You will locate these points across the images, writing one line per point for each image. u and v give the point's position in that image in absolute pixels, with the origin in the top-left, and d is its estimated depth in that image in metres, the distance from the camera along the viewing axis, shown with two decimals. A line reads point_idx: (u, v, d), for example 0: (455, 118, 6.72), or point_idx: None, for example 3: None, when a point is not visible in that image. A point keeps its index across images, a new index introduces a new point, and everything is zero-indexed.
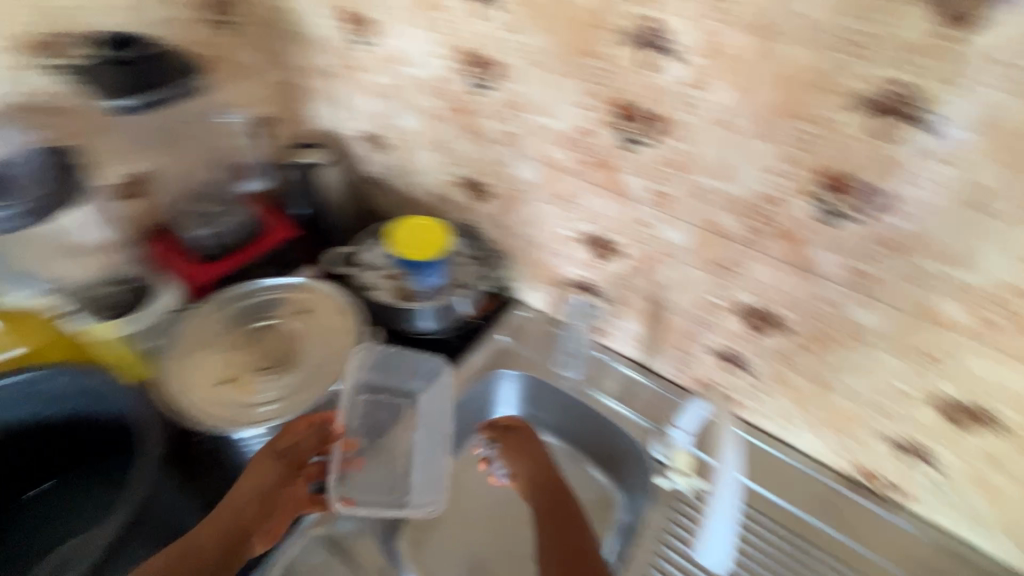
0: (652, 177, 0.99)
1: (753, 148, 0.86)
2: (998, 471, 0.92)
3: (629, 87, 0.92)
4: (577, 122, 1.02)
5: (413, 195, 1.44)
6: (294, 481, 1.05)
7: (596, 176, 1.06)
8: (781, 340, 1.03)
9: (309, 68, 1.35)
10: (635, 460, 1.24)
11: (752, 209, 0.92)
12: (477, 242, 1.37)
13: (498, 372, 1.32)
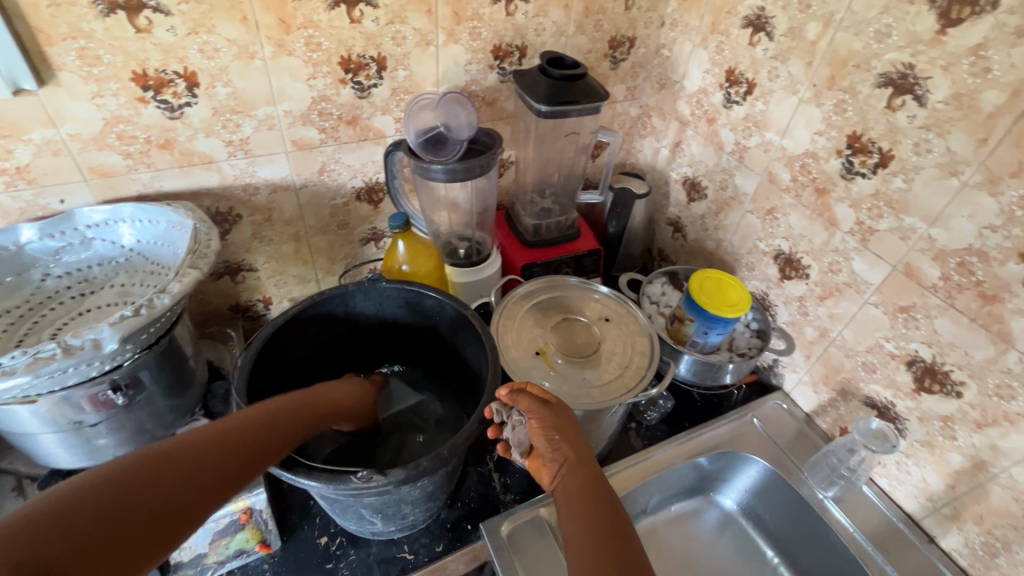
0: (830, 311, 0.82)
1: (976, 206, 0.62)
2: None
3: (870, 121, 0.70)
4: (805, 144, 0.79)
5: (716, 254, 1.02)
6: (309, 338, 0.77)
7: (766, 274, 0.92)
8: (942, 403, 0.71)
9: (670, 84, 1.00)
10: None
11: (953, 258, 0.66)
12: (760, 314, 0.94)
13: (742, 453, 0.87)
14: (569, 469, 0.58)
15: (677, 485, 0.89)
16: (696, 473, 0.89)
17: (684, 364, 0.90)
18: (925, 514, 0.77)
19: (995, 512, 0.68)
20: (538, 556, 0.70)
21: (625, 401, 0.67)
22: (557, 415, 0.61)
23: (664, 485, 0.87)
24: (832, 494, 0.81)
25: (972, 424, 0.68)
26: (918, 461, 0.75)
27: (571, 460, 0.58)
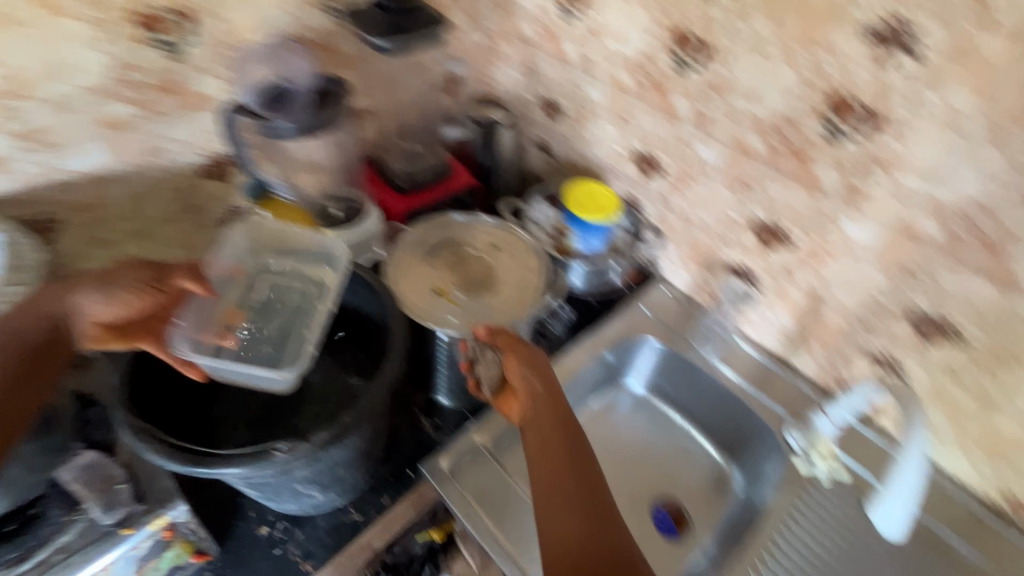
0: (687, 197, 0.92)
1: (781, 77, 0.71)
2: (957, 382, 0.73)
3: (688, 14, 0.76)
4: (639, 46, 0.85)
5: (583, 167, 1.07)
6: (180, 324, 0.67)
7: (629, 177, 1.00)
8: (781, 253, 0.84)
9: None
10: (758, 438, 0.90)
11: (769, 128, 0.76)
12: (630, 213, 1.02)
13: (639, 339, 0.98)
14: (539, 401, 0.65)
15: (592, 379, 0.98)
16: (606, 366, 0.99)
17: (576, 273, 0.97)
18: (784, 348, 0.92)
19: (829, 329, 0.84)
20: (480, 478, 0.75)
21: (524, 316, 0.72)
22: (531, 353, 0.67)
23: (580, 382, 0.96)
24: (711, 351, 0.96)
25: (806, 266, 0.82)
26: (774, 307, 0.90)
27: (544, 395, 0.65)
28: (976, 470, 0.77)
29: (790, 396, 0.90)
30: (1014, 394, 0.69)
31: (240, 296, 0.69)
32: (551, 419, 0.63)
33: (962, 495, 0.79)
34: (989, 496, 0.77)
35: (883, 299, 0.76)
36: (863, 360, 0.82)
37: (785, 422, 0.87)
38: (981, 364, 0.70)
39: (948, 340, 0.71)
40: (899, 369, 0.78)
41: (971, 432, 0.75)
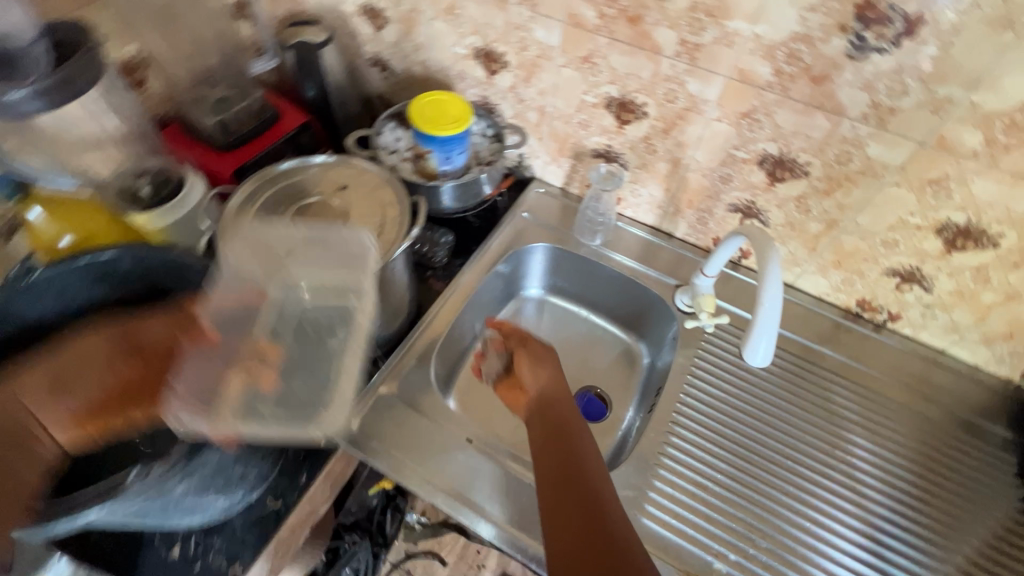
0: (538, 89, 0.87)
1: None
2: (806, 213, 0.79)
3: None
4: None
5: (427, 78, 0.98)
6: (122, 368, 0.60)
7: (476, 78, 0.92)
8: (638, 128, 0.83)
9: None
10: (654, 310, 0.94)
11: None
12: (490, 118, 0.96)
13: (527, 245, 0.96)
14: (545, 386, 0.72)
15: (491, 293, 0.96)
16: (501, 280, 0.97)
17: (446, 195, 0.89)
18: (661, 219, 0.95)
19: (696, 192, 0.86)
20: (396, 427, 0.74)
21: (393, 253, 0.66)
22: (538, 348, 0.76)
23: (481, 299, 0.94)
24: (598, 241, 0.96)
25: (662, 134, 0.82)
26: (643, 182, 0.90)
27: (544, 377, 0.73)
28: (832, 285, 0.86)
29: (674, 263, 0.94)
30: (850, 213, 0.75)
31: (266, 330, 0.64)
32: (544, 395, 0.71)
33: (825, 309, 0.89)
34: (845, 304, 0.87)
35: (734, 150, 0.78)
36: (728, 213, 0.86)
37: (672, 287, 0.91)
38: (824, 193, 0.75)
39: (795, 176, 0.76)
40: (759, 213, 0.83)
41: (825, 255, 0.83)
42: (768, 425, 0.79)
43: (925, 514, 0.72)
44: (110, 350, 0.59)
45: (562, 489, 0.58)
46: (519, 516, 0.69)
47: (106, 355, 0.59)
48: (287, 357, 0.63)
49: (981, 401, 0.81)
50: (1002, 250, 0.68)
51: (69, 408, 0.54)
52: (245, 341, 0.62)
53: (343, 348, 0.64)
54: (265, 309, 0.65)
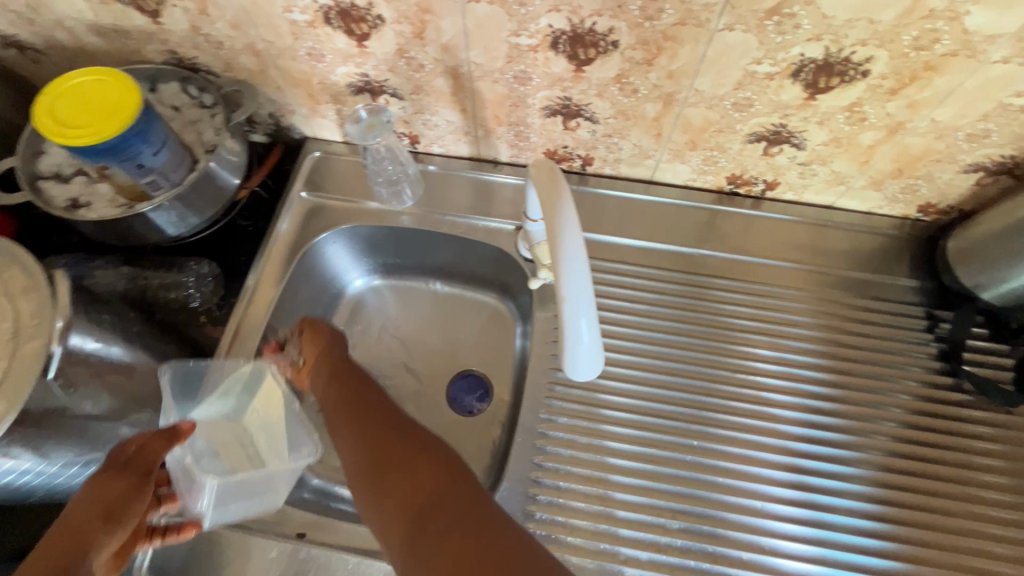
0: (228, 21, 0.59)
1: None
2: (634, 95, 0.58)
3: None
4: None
5: (82, 44, 0.65)
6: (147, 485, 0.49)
7: (144, 29, 0.62)
8: (382, 39, 0.57)
9: None
10: (505, 264, 0.75)
11: None
12: (199, 79, 0.66)
13: (319, 236, 0.73)
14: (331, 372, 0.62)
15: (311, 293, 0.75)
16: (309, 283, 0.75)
17: (179, 214, 0.64)
18: (476, 147, 0.72)
19: (498, 104, 0.64)
20: (214, 562, 0.57)
21: (49, 354, 0.44)
22: (333, 337, 0.65)
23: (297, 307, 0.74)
24: (410, 200, 0.74)
25: (417, 41, 0.57)
26: (431, 109, 0.66)
27: (326, 360, 0.63)
28: (695, 169, 0.68)
29: (509, 198, 0.74)
30: (685, 80, 0.55)
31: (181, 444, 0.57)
32: (336, 381, 0.61)
33: (695, 199, 0.72)
34: (716, 186, 0.71)
35: (514, 38, 0.54)
36: (546, 120, 0.64)
37: (513, 232, 0.72)
38: (644, 63, 0.54)
39: (602, 51, 0.54)
40: (580, 111, 0.62)
41: (675, 138, 0.64)
42: (658, 373, 0.65)
43: (841, 416, 0.62)
44: (125, 488, 0.47)
45: (373, 468, 0.49)
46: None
47: (119, 490, 0.47)
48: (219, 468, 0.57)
49: (880, 252, 0.69)
50: (874, 78, 0.51)
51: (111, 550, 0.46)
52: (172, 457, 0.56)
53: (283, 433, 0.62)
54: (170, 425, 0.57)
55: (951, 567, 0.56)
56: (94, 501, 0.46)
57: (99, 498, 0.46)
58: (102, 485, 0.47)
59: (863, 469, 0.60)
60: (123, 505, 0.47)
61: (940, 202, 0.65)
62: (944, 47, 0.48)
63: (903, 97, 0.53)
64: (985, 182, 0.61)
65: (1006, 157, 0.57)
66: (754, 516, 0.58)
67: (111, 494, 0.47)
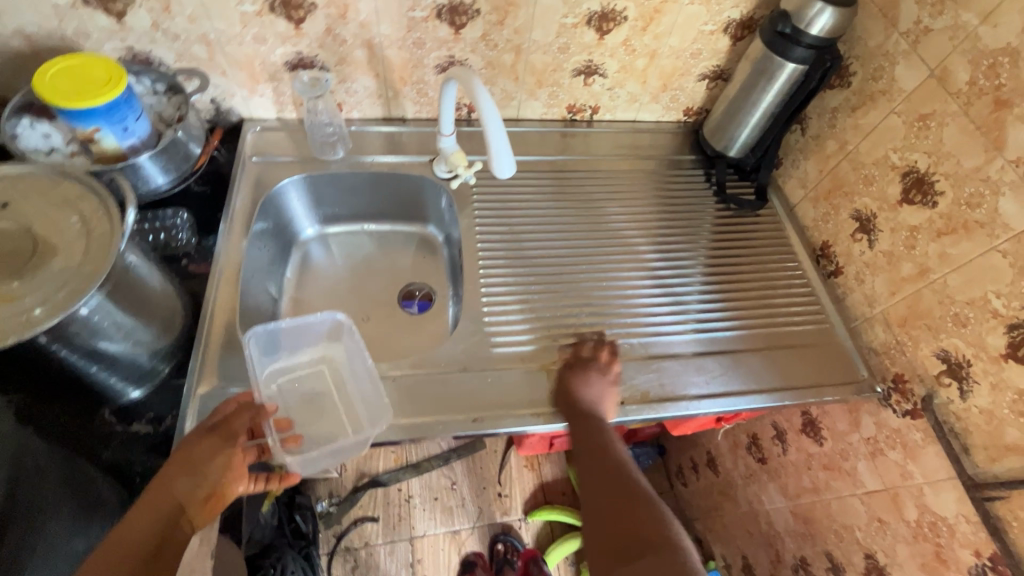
0: (186, 16, 0.77)
1: None
2: (496, 49, 0.88)
3: None
4: None
5: (36, 48, 0.77)
6: (231, 451, 0.62)
7: (105, 29, 0.77)
8: (315, 21, 0.80)
9: None
10: (425, 196, 0.99)
11: None
12: (156, 68, 0.82)
13: (275, 187, 0.90)
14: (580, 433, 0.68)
15: (273, 347, 0.80)
16: (258, 345, 0.77)
17: (152, 172, 0.79)
18: (388, 108, 0.96)
19: (403, 68, 0.89)
20: (352, 392, 0.80)
21: (126, 226, 0.58)
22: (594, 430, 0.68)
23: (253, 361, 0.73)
24: (341, 151, 0.94)
25: (342, 20, 0.81)
26: (352, 78, 0.89)
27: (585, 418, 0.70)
28: (545, 103, 1.00)
29: (421, 142, 0.98)
30: (527, 33, 0.86)
31: (291, 385, 0.80)
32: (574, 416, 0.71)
33: (549, 126, 1.04)
34: (561, 116, 1.03)
35: (411, 12, 0.81)
36: (438, 76, 0.91)
37: (428, 163, 0.96)
38: (497, 23, 0.84)
39: (470, 18, 0.83)
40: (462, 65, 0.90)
41: (528, 80, 0.94)
42: (553, 231, 0.93)
43: (667, 236, 0.96)
44: (215, 449, 0.61)
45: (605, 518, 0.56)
46: (424, 408, 0.74)
47: (214, 445, 0.61)
48: (314, 409, 0.79)
49: (668, 144, 1.07)
50: (632, 20, 0.87)
51: (200, 496, 0.58)
52: (290, 404, 0.78)
53: (349, 384, 0.81)
54: (271, 375, 0.80)
55: (749, 299, 0.89)
56: (184, 457, 0.60)
57: (193, 453, 0.60)
58: (197, 441, 0.61)
59: (688, 262, 0.93)
60: (214, 463, 0.60)
61: (694, 105, 1.04)
62: None
63: (650, 32, 0.89)
64: (711, 87, 1.00)
65: (715, 66, 0.96)
66: (633, 299, 0.87)
67: (197, 450, 0.60)
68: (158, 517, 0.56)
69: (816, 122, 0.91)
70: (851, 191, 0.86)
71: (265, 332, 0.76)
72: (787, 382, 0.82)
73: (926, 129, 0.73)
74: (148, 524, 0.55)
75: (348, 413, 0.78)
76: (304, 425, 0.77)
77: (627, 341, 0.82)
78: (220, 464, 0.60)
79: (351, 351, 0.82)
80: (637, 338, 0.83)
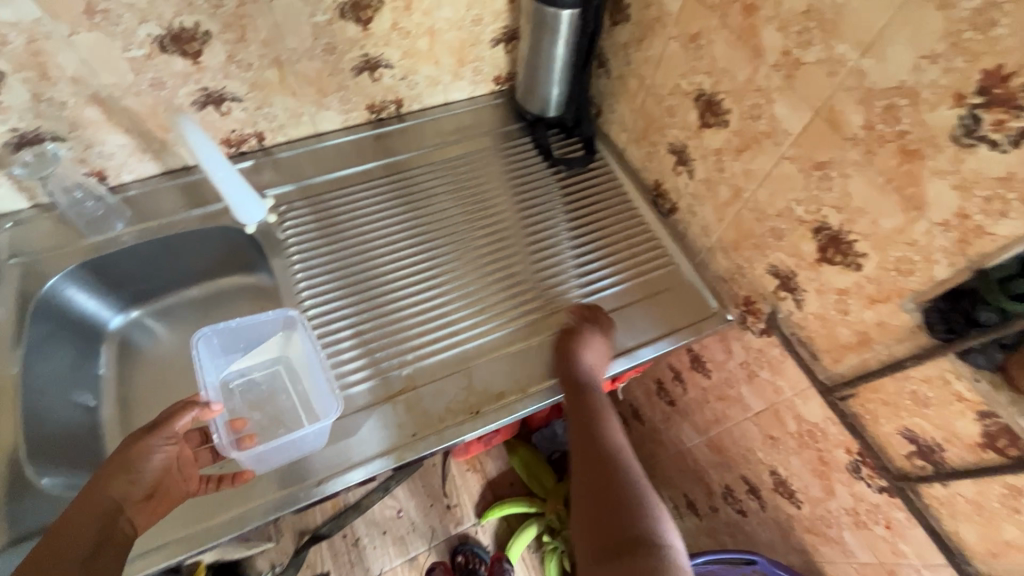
0: None
1: None
2: (252, 68, 0.78)
3: None
4: None
5: None
6: (169, 452, 0.60)
7: None
8: (16, 92, 0.68)
9: None
10: (237, 245, 0.89)
11: None
12: None
13: (47, 284, 0.78)
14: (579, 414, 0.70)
15: (226, 348, 0.79)
16: (208, 351, 0.76)
17: None
18: (161, 160, 0.85)
19: (155, 114, 0.78)
20: (304, 391, 0.78)
21: None
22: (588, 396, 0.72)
23: (201, 364, 0.73)
24: (120, 224, 0.83)
25: (47, 82, 0.69)
26: (98, 140, 0.78)
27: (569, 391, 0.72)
28: (340, 110, 0.91)
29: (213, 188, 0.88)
30: (279, 43, 0.77)
31: (249, 392, 0.80)
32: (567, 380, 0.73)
33: (356, 132, 0.95)
34: (365, 118, 0.95)
35: (128, 53, 0.70)
36: (202, 113, 0.81)
37: (227, 210, 0.86)
38: (239, 40, 0.74)
39: (203, 43, 0.73)
40: (222, 95, 0.80)
41: (307, 91, 0.85)
42: (384, 244, 0.86)
43: (509, 216, 0.90)
44: (151, 449, 0.59)
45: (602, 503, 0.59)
46: (269, 486, 0.67)
47: (147, 446, 0.59)
48: (273, 407, 0.79)
49: (488, 118, 1.01)
50: (390, 3, 0.79)
51: (139, 495, 0.58)
52: (252, 404, 0.78)
53: (303, 384, 0.78)
54: (229, 380, 0.80)
55: (618, 255, 0.87)
56: (120, 457, 0.58)
57: (130, 451, 0.58)
58: (136, 440, 0.59)
59: (532, 239, 0.88)
60: (152, 464, 0.59)
61: (501, 72, 0.98)
62: None
63: (416, 9, 0.82)
64: (509, 49, 0.94)
65: (504, 28, 0.90)
66: (488, 296, 0.82)
67: (137, 448, 0.58)
68: (104, 510, 0.55)
69: (615, 62, 0.87)
70: (662, 125, 0.83)
71: (214, 335, 0.76)
72: (655, 333, 0.81)
73: (700, 49, 0.70)
74: (94, 514, 0.54)
75: (306, 410, 0.77)
76: (261, 427, 0.77)
77: (510, 333, 0.79)
78: (160, 465, 0.59)
79: (302, 348, 0.77)
80: (519, 328, 0.80)
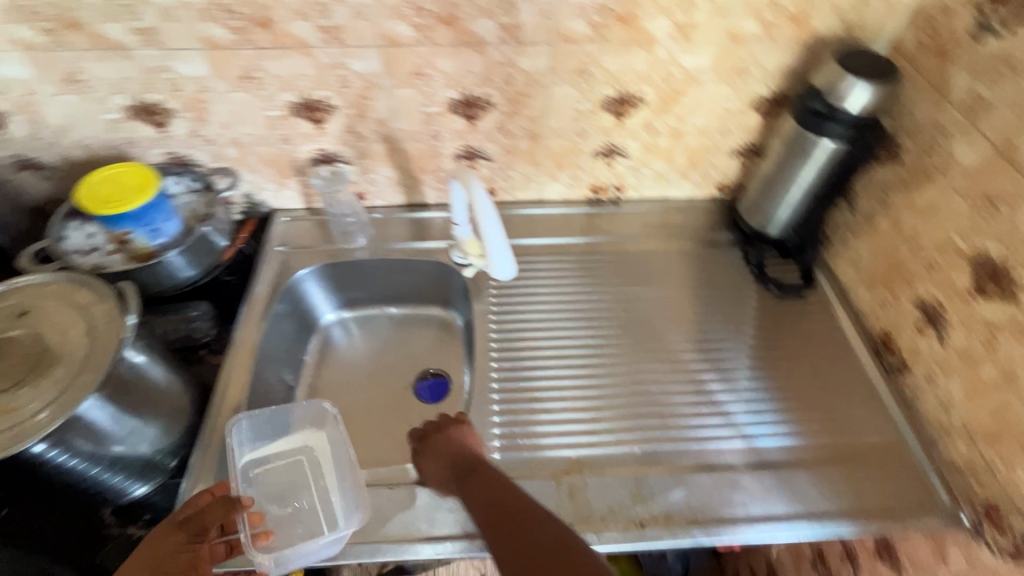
0: (219, 122, 0.82)
1: None
2: (511, 136, 0.88)
3: None
4: None
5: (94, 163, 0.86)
6: (192, 553, 0.59)
7: (149, 139, 0.83)
8: (337, 122, 0.84)
9: None
10: (444, 282, 0.98)
11: (220, 10, 0.70)
12: (194, 170, 0.87)
13: (296, 274, 0.92)
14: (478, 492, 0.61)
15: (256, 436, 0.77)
16: (245, 433, 0.75)
17: (179, 263, 0.80)
18: (409, 195, 0.97)
19: (421, 158, 0.90)
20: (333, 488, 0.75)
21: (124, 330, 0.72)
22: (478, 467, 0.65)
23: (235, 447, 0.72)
24: (362, 240, 0.95)
25: (360, 118, 0.83)
26: (372, 169, 0.92)
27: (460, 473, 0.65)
28: (567, 185, 0.97)
29: (440, 227, 0.98)
30: (543, 120, 0.85)
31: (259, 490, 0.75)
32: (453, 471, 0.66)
33: (573, 206, 1.01)
34: (585, 196, 1.00)
35: (426, 107, 0.83)
36: (457, 164, 0.91)
37: (446, 249, 0.95)
38: (512, 112, 0.84)
39: (484, 110, 0.84)
40: (479, 153, 0.90)
41: (547, 163, 0.93)
42: (573, 320, 0.88)
43: (702, 327, 0.88)
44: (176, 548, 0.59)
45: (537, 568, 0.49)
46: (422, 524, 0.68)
47: (175, 545, 0.59)
48: (291, 505, 0.74)
49: (702, 221, 1.00)
50: (650, 103, 0.85)
51: None
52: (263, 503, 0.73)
53: (330, 482, 0.76)
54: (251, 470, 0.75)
55: (819, 402, 0.79)
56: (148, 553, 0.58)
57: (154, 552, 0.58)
58: (161, 536, 0.59)
59: (724, 358, 0.84)
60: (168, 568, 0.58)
61: (728, 181, 0.98)
62: (679, 79, 0.82)
63: (672, 112, 0.86)
64: (745, 162, 0.94)
65: (748, 142, 0.91)
66: (669, 402, 0.79)
67: (159, 548, 0.59)
68: None
69: (866, 200, 0.82)
70: (912, 276, 0.75)
71: (259, 418, 0.76)
72: (855, 505, 0.69)
73: (996, 213, 0.63)
74: None
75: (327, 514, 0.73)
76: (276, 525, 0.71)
77: (683, 450, 0.74)
78: (183, 564, 0.59)
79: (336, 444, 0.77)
80: (693, 447, 0.75)
